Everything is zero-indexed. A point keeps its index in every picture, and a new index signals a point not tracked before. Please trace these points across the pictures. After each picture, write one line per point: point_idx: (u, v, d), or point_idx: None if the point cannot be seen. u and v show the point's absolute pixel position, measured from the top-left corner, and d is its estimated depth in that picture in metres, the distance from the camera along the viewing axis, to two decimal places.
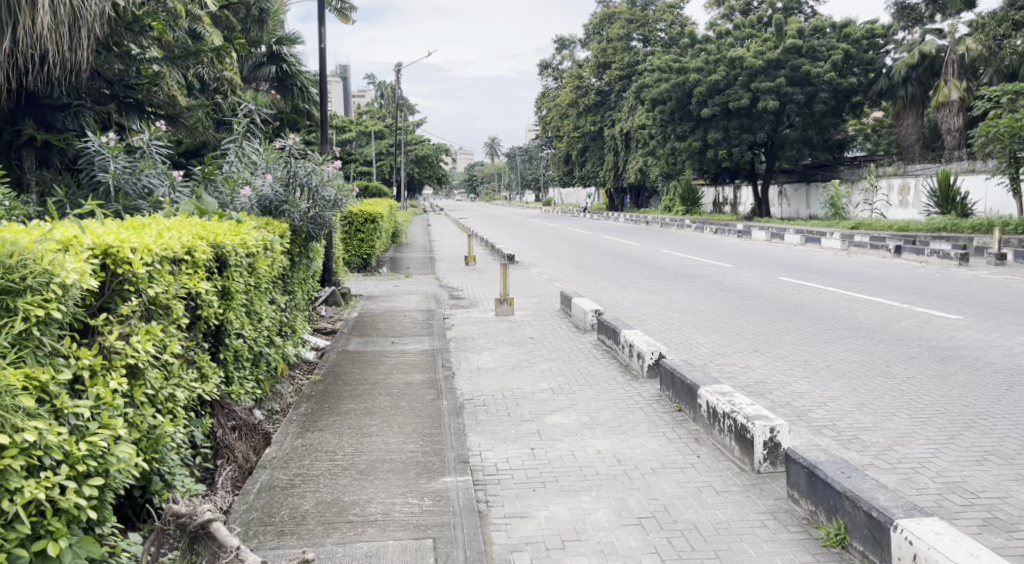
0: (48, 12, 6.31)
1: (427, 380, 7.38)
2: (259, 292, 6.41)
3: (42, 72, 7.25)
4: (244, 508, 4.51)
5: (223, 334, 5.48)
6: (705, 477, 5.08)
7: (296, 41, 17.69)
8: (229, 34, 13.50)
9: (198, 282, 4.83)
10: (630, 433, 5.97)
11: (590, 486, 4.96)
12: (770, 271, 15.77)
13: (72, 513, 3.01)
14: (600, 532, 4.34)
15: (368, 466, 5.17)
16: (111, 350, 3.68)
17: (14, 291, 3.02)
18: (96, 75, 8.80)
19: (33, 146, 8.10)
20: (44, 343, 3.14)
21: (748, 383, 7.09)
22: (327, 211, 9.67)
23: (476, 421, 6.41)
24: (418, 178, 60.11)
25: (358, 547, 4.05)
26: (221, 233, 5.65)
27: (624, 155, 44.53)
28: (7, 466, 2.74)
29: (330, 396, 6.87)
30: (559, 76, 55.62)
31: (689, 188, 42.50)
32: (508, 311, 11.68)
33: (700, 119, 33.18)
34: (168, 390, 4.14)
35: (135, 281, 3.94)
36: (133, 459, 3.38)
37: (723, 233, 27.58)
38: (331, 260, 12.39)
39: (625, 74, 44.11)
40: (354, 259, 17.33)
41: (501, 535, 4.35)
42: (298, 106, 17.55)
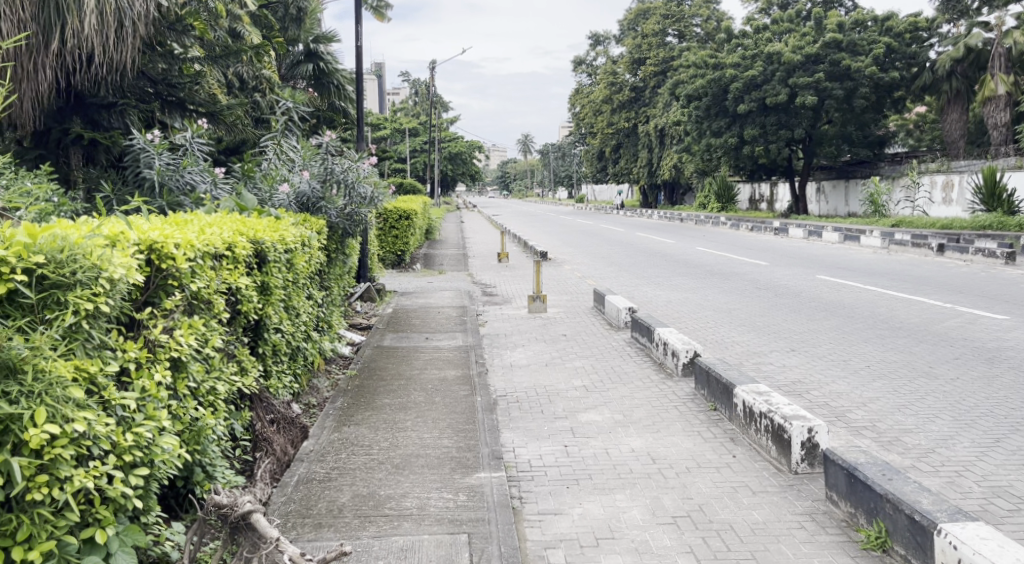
0: (95, 13, 6.47)
1: (460, 376, 7.43)
2: (297, 287, 6.51)
3: (89, 71, 7.40)
4: (283, 500, 4.59)
5: (262, 328, 5.58)
6: (742, 477, 5.04)
7: (333, 39, 17.87)
8: (268, 33, 13.70)
9: (238, 278, 4.92)
10: (664, 431, 5.95)
11: (624, 485, 4.95)
12: (808, 268, 15.61)
13: (119, 502, 3.08)
14: (634, 530, 4.34)
15: (403, 460, 5.21)
16: (155, 343, 3.75)
17: (64, 284, 3.06)
18: (141, 74, 8.97)
19: (80, 144, 8.27)
20: (93, 336, 3.21)
21: (785, 383, 7.02)
22: (363, 208, 9.78)
23: (509, 417, 6.43)
24: (452, 175, 60.40)
25: (394, 541, 4.09)
26: (260, 229, 5.74)
27: (658, 152, 44.30)
28: (57, 456, 2.81)
29: (365, 391, 6.94)
30: (593, 73, 55.50)
31: (725, 185, 42.12)
32: (541, 307, 11.68)
33: (736, 116, 32.90)
34: (210, 383, 4.23)
35: (179, 276, 4.01)
36: (177, 451, 3.46)
37: (759, 231, 27.33)
38: (366, 256, 12.49)
39: (660, 70, 43.85)
40: (388, 255, 17.45)
41: (535, 531, 4.37)
42: (334, 103, 17.79)
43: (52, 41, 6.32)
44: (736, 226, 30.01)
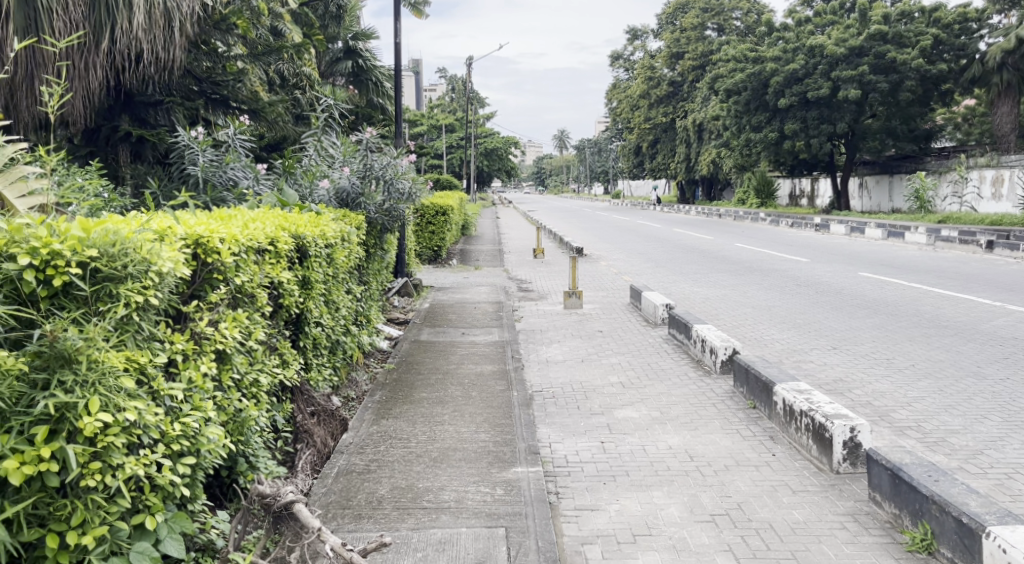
0: (144, 14, 6.61)
1: (497, 371, 7.47)
2: (337, 282, 6.61)
3: (137, 71, 7.55)
4: (324, 491, 4.66)
5: (303, 322, 5.67)
6: (782, 475, 5.00)
7: (371, 36, 17.96)
8: (308, 31, 13.84)
9: (280, 272, 5.01)
10: (702, 429, 5.93)
11: (662, 482, 4.95)
12: (850, 265, 15.39)
13: (168, 490, 3.15)
14: (672, 528, 4.34)
15: (441, 454, 5.27)
16: (202, 335, 3.83)
17: (116, 277, 3.14)
18: (187, 72, 9.13)
19: (129, 141, 8.44)
20: (143, 328, 3.29)
21: (826, 381, 6.95)
22: (401, 203, 9.88)
23: (546, 413, 6.45)
24: (488, 171, 60.57)
25: (432, 533, 4.14)
26: (302, 224, 5.84)
27: (696, 146, 43.90)
28: (110, 444, 2.88)
29: (404, 384, 7.02)
30: (630, 67, 55.23)
31: (765, 181, 41.62)
32: (577, 303, 11.66)
33: (777, 110, 32.50)
34: (253, 374, 4.31)
35: (223, 270, 4.09)
36: (222, 441, 3.54)
37: (799, 226, 27.02)
38: (404, 252, 12.59)
39: (698, 64, 43.51)
40: (424, 251, 17.56)
41: (572, 527, 4.39)
42: (372, 99, 18.03)
43: (102, 41, 6.44)
44: (776, 222, 29.68)
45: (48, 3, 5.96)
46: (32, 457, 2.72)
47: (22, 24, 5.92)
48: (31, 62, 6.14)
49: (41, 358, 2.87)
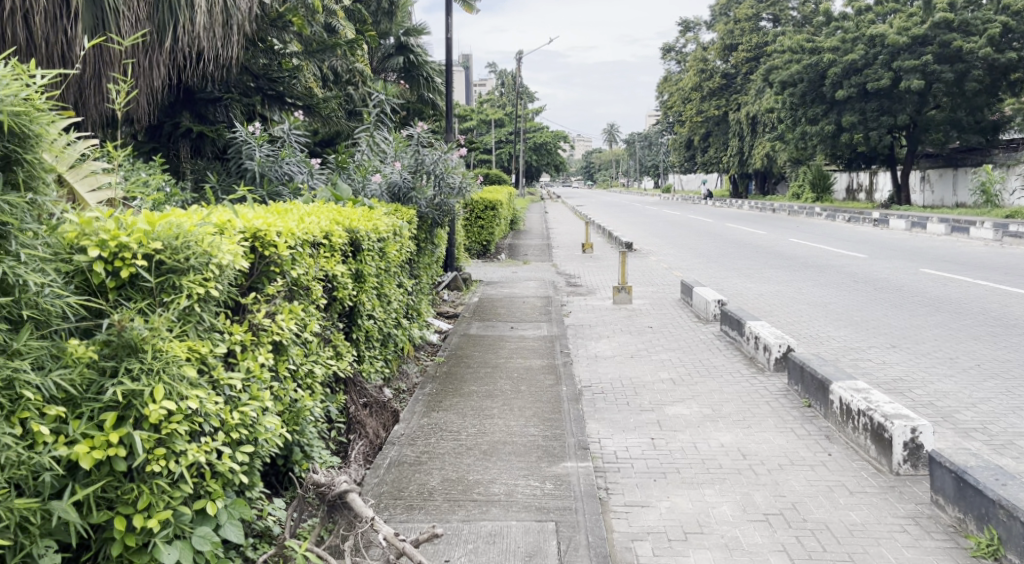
0: (204, 14, 6.77)
1: (546, 365, 7.48)
2: (389, 275, 6.70)
3: (197, 68, 7.71)
4: (376, 482, 4.73)
5: (357, 315, 5.77)
6: (838, 476, 4.93)
7: (423, 32, 18.07)
8: (361, 27, 14.01)
9: (334, 265, 5.10)
10: (755, 427, 5.86)
11: (714, 480, 4.91)
12: (910, 261, 15.02)
13: (227, 477, 3.23)
14: (724, 526, 4.30)
15: (491, 447, 5.31)
16: (259, 327, 3.92)
17: (179, 269, 3.22)
18: (244, 69, 9.31)
19: (189, 137, 8.65)
20: (204, 319, 3.37)
21: (886, 380, 6.80)
22: (451, 197, 9.96)
23: (595, 408, 6.45)
24: (537, 165, 60.61)
25: (482, 525, 4.17)
26: (355, 218, 5.93)
27: (750, 139, 43.33)
28: (173, 431, 2.96)
29: (454, 377, 7.07)
30: (682, 59, 54.71)
31: (821, 174, 40.79)
32: (626, 298, 11.59)
33: (834, 102, 31.87)
34: (308, 365, 4.41)
35: (280, 263, 4.18)
36: (279, 430, 3.62)
37: (856, 221, 26.46)
38: (454, 247, 12.67)
39: (753, 55, 42.96)
40: (473, 245, 17.68)
41: (622, 523, 4.39)
42: (422, 95, 17.68)
43: (166, 40, 6.60)
44: (832, 217, 29.08)
45: (115, 3, 6.12)
46: (101, 443, 2.79)
47: (90, 23, 6.09)
48: (98, 61, 6.32)
49: (110, 347, 2.97)
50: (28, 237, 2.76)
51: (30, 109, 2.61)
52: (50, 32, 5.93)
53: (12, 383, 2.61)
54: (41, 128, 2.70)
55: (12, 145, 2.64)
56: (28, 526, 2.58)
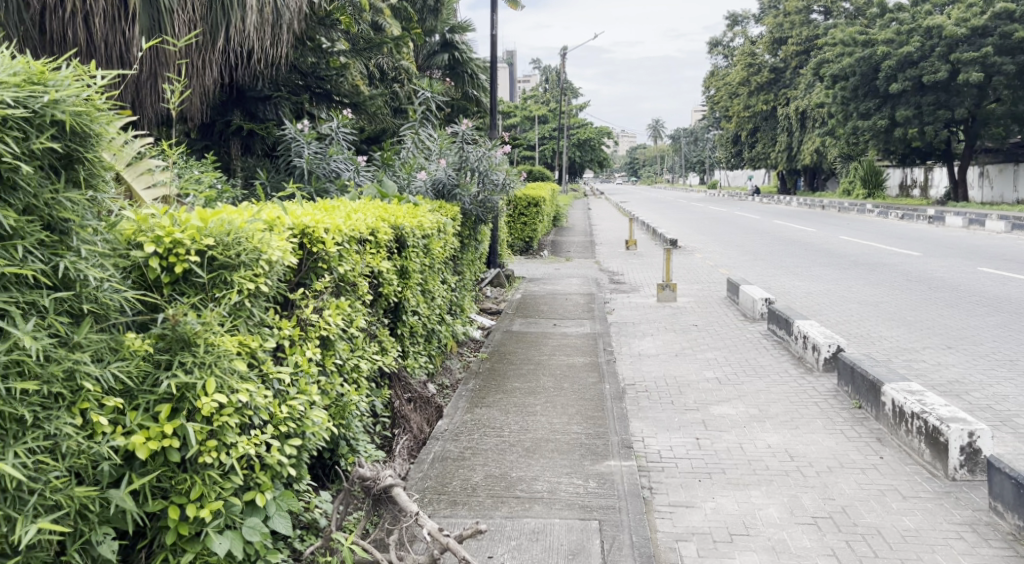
0: (255, 13, 6.86)
1: (589, 363, 7.46)
2: (434, 272, 6.76)
3: (248, 67, 7.84)
4: (420, 476, 4.78)
5: (401, 311, 5.82)
6: (891, 480, 4.83)
7: (468, 29, 18.14)
8: (407, 25, 14.12)
9: (380, 261, 5.15)
10: (803, 428, 5.77)
11: (761, 481, 4.85)
12: (966, 259, 14.67)
13: (276, 469, 3.28)
14: (771, 529, 4.25)
15: (534, 444, 5.31)
16: (307, 322, 3.99)
17: (231, 265, 3.29)
18: (293, 68, 9.45)
19: (239, 135, 8.81)
20: (255, 314, 3.44)
21: (941, 383, 6.65)
22: (494, 194, 10.02)
23: (639, 407, 6.42)
24: (580, 162, 60.39)
25: (526, 522, 4.18)
26: (401, 215, 5.99)
27: (799, 135, 42.59)
28: (224, 423, 3.02)
29: (497, 374, 7.10)
30: (729, 54, 54.06)
31: (873, 170, 39.92)
32: (671, 296, 11.50)
33: (888, 96, 31.20)
34: (354, 360, 4.46)
35: (327, 259, 4.24)
36: (326, 424, 3.67)
37: (910, 219, 25.87)
38: (497, 243, 12.71)
39: (803, 49, 42.28)
40: (517, 242, 17.69)
41: (666, 523, 4.37)
42: (467, 92, 17.95)
43: (218, 39, 6.71)
44: (884, 214, 28.46)
45: (171, 4, 6.24)
46: (155, 434, 2.86)
47: (147, 24, 6.22)
48: (154, 62, 6.46)
49: (164, 340, 3.04)
50: (88, 233, 2.80)
51: (92, 109, 2.66)
52: (108, 32, 6.11)
53: (73, 374, 2.65)
54: (101, 128, 2.75)
55: (74, 145, 2.67)
56: (87, 514, 2.66)
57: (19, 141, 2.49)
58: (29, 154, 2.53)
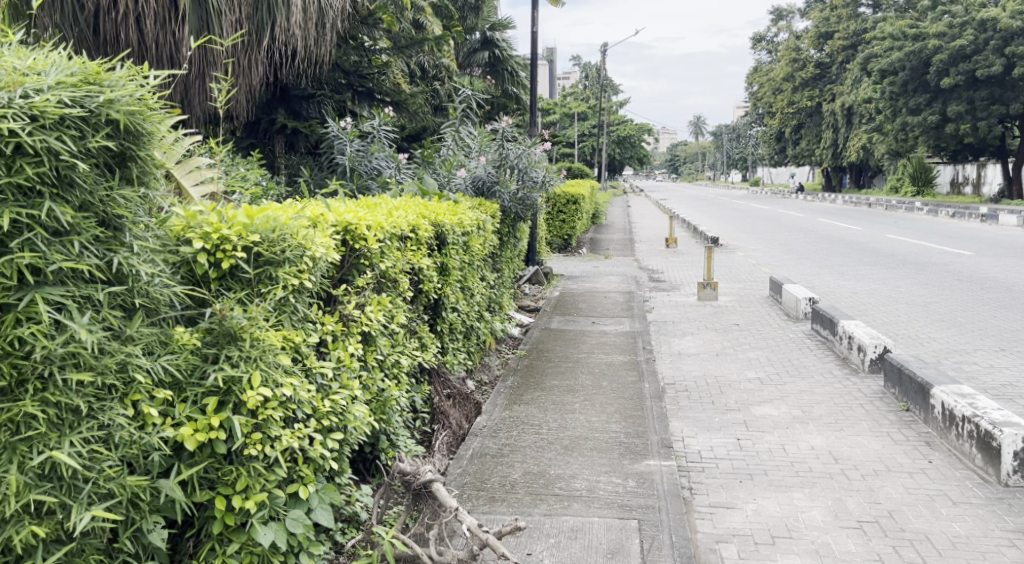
0: (300, 13, 6.95)
1: (628, 361, 7.43)
2: (473, 269, 6.80)
3: (292, 65, 7.95)
4: (459, 472, 4.81)
5: (441, 307, 5.86)
6: (940, 485, 4.74)
7: (508, 27, 18.11)
8: (448, 22, 14.19)
9: (421, 258, 5.19)
10: (848, 431, 5.69)
11: (804, 483, 4.80)
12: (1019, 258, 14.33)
13: (319, 462, 3.32)
14: (814, 532, 4.20)
15: (573, 442, 5.31)
16: (350, 317, 4.04)
17: (276, 261, 3.34)
18: (335, 66, 9.55)
19: (284, 133, 8.94)
20: (299, 309, 3.49)
21: (992, 386, 6.51)
22: (534, 192, 10.06)
23: (679, 406, 6.38)
24: (620, 159, 60.04)
25: (565, 520, 4.18)
26: (441, 213, 6.04)
27: (845, 131, 41.88)
28: (269, 416, 3.07)
29: (535, 371, 7.11)
30: (773, 49, 53.43)
31: (922, 166, 39.11)
32: (712, 295, 11.40)
33: (939, 90, 30.58)
34: (395, 356, 4.51)
35: (370, 256, 4.28)
36: (367, 418, 3.70)
37: (961, 217, 25.33)
38: (536, 240, 12.73)
39: (850, 43, 41.61)
40: (555, 240, 17.66)
41: (706, 524, 4.35)
42: (507, 90, 18.17)
43: (263, 38, 6.81)
44: (934, 212, 27.89)
45: (219, 5, 6.35)
46: (203, 425, 2.92)
47: (196, 25, 6.33)
48: (202, 61, 6.58)
49: (212, 335, 3.11)
50: (140, 229, 2.87)
51: (145, 109, 2.71)
52: (158, 34, 6.24)
53: (125, 366, 2.72)
54: (153, 126, 2.80)
55: (128, 143, 2.72)
56: (138, 503, 2.72)
57: (75, 140, 2.56)
58: (85, 152, 2.60)
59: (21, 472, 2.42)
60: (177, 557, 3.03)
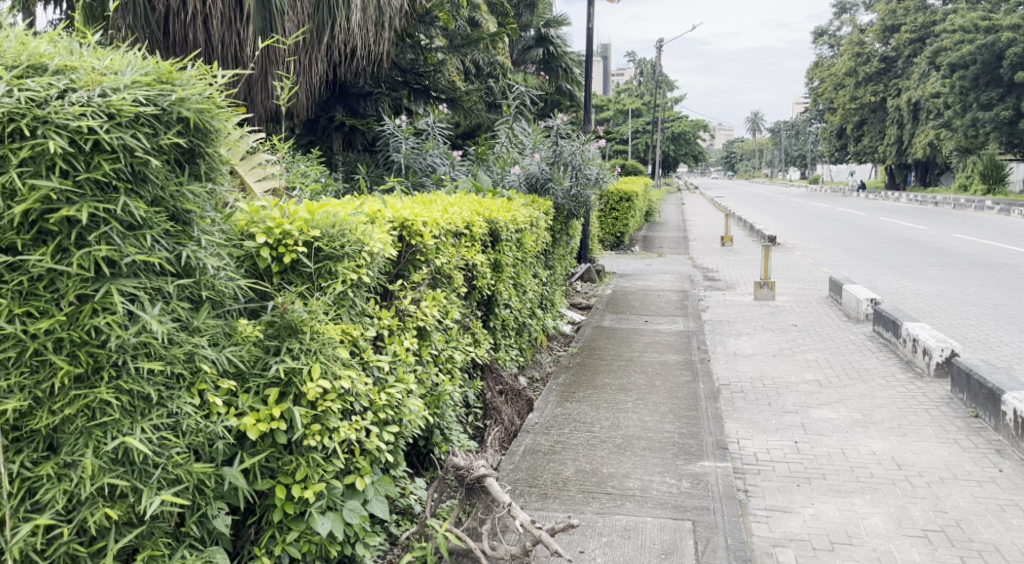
0: (359, 11, 7.03)
1: (682, 361, 7.37)
2: (526, 266, 6.83)
3: (351, 64, 8.06)
4: (511, 468, 4.84)
5: (494, 304, 5.91)
6: (1010, 494, 4.60)
7: (563, 23, 18.07)
8: (503, 18, 14.22)
9: (475, 254, 5.23)
10: (912, 436, 5.56)
11: (864, 489, 4.71)
12: None
13: (375, 455, 3.37)
14: (876, 539, 4.12)
15: (625, 441, 5.29)
16: (405, 313, 4.10)
17: (336, 257, 3.40)
18: (393, 64, 9.65)
19: (342, 130, 9.08)
20: (357, 304, 3.55)
21: None
22: (588, 189, 10.03)
23: (734, 407, 6.31)
24: (675, 156, 59.41)
25: (618, 519, 4.18)
26: (495, 209, 6.08)
27: (910, 127, 40.73)
28: (327, 408, 3.13)
29: (587, 369, 7.11)
30: (836, 44, 52.35)
31: (992, 164, 37.84)
32: (769, 294, 11.23)
33: (1013, 85, 29.57)
34: (449, 351, 4.56)
35: (425, 251, 4.33)
36: (422, 412, 3.74)
37: None
38: (588, 238, 12.69)
39: (917, 36, 40.49)
40: (608, 237, 17.56)
41: (763, 527, 4.30)
42: (561, 87, 17.83)
43: (324, 36, 6.94)
44: (1005, 211, 26.94)
45: (281, 5, 6.48)
46: (265, 416, 2.99)
47: (260, 25, 6.46)
48: (265, 60, 6.71)
49: (274, 327, 3.19)
50: (207, 224, 2.95)
51: (213, 106, 2.79)
52: (225, 34, 6.38)
53: (192, 357, 2.80)
54: (220, 123, 2.88)
55: (197, 140, 2.81)
56: (204, 489, 2.81)
57: (149, 137, 2.65)
58: (158, 149, 2.69)
59: (96, 456, 2.53)
60: (238, 543, 3.11)
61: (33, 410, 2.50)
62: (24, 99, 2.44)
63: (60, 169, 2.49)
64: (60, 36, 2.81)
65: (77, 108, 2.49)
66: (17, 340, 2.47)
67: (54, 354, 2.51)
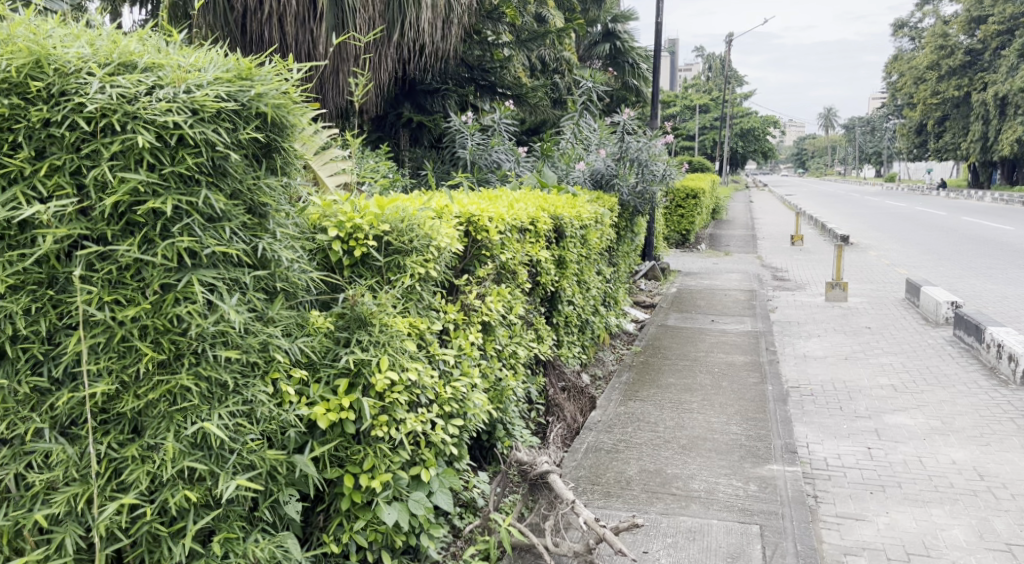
0: (429, 9, 7.09)
1: (749, 362, 7.25)
2: (590, 263, 6.80)
3: (419, 60, 8.14)
4: (574, 465, 4.83)
5: (558, 300, 5.90)
6: None
7: (631, 18, 17.97)
8: (571, 13, 14.12)
9: (539, 251, 5.24)
10: (994, 446, 5.35)
11: (943, 499, 4.56)
12: None
13: (440, 447, 3.40)
14: (956, 552, 3.99)
15: (691, 442, 5.23)
16: (470, 307, 4.13)
17: (404, 251, 3.46)
18: (461, 61, 9.71)
19: (409, 127, 9.16)
20: (424, 298, 3.59)
21: None
22: (654, 185, 9.93)
23: (803, 411, 6.18)
24: (743, 152, 58.26)
25: (683, 521, 4.14)
26: (560, 206, 6.07)
27: (996, 123, 39.12)
28: (395, 400, 3.18)
29: (651, 368, 7.04)
30: (917, 36, 50.64)
31: None
32: (841, 295, 10.96)
33: None
34: (513, 346, 4.57)
35: (490, 247, 4.35)
36: (486, 407, 3.76)
37: None
38: (653, 236, 12.54)
39: (1005, 27, 38.87)
40: (672, 234, 17.41)
41: (833, 535, 4.20)
42: (627, 81, 17.61)
43: (394, 34, 7.00)
44: None
45: (354, 2, 6.59)
46: (335, 406, 3.05)
47: (332, 22, 6.60)
48: (337, 57, 6.84)
49: (344, 319, 3.26)
50: (282, 217, 3.02)
51: (289, 102, 2.85)
52: (299, 33, 6.53)
53: (267, 346, 2.87)
54: (296, 119, 2.94)
55: (274, 135, 2.88)
56: (276, 475, 2.87)
57: (229, 132, 2.73)
58: (237, 143, 2.77)
59: (177, 440, 2.62)
60: (308, 529, 3.17)
61: (120, 394, 2.61)
62: (115, 95, 2.54)
63: (148, 163, 2.58)
64: (149, 35, 2.91)
65: (164, 104, 2.57)
66: (106, 327, 2.58)
67: (139, 340, 2.60)
